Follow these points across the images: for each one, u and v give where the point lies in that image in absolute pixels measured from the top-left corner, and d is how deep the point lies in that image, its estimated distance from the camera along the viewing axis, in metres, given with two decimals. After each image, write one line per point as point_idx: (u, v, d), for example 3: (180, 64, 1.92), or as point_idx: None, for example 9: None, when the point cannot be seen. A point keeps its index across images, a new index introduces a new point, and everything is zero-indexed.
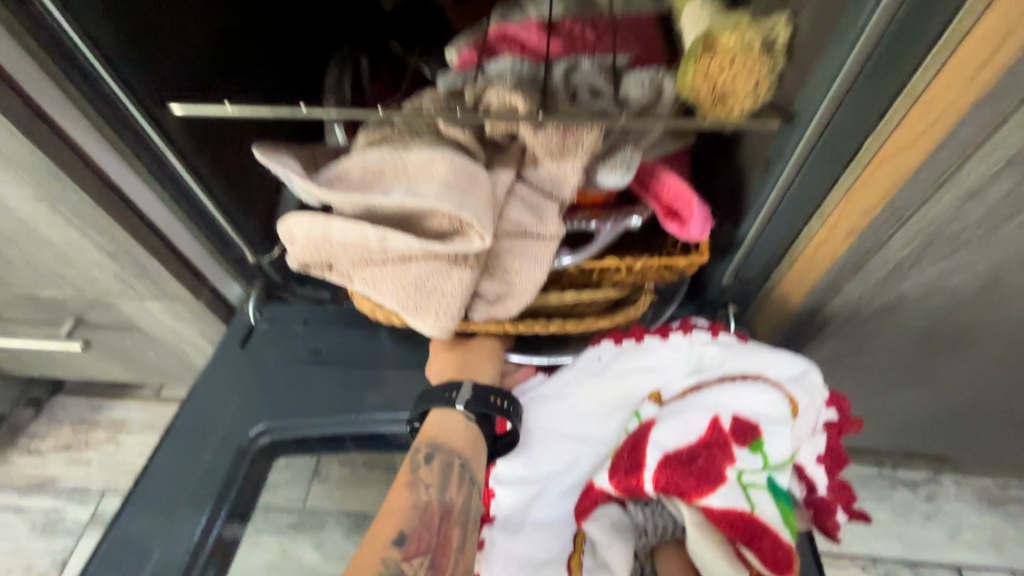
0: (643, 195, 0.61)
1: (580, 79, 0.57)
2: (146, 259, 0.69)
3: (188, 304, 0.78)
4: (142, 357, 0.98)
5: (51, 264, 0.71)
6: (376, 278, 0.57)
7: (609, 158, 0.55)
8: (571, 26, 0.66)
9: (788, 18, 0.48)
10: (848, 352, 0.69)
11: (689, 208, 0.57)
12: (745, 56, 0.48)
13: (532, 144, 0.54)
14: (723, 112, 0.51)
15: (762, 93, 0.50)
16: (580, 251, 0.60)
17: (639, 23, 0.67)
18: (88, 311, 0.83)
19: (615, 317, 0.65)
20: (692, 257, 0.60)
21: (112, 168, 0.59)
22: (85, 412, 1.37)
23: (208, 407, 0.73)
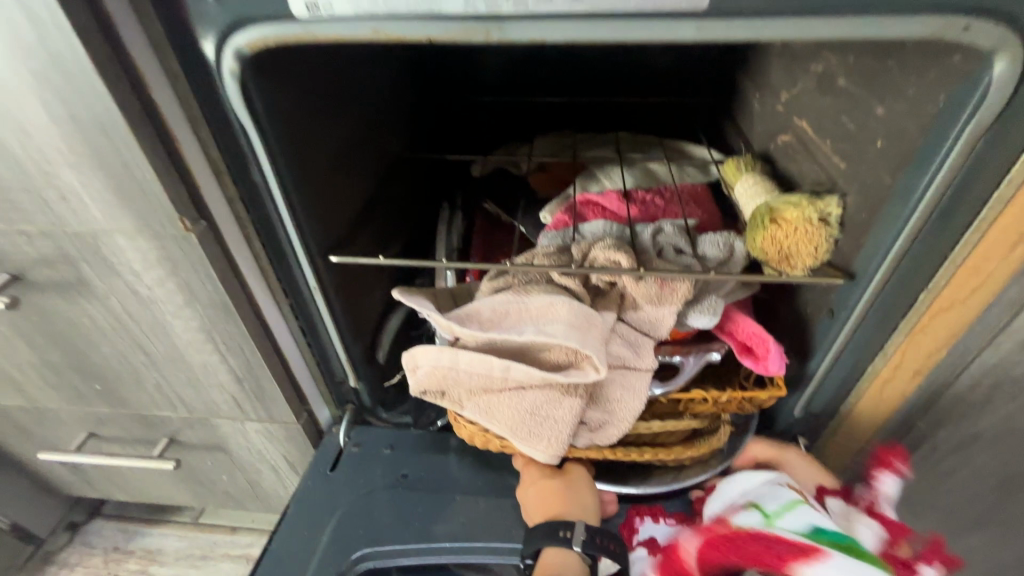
0: (719, 333, 0.68)
1: (665, 240, 0.67)
2: (266, 384, 0.76)
3: (286, 425, 0.83)
4: (214, 478, 1.00)
5: (177, 386, 0.78)
6: (493, 405, 0.62)
7: (698, 304, 0.64)
8: (643, 195, 0.80)
9: (839, 200, 0.62)
10: (926, 488, 0.72)
11: (766, 346, 0.64)
12: (807, 227, 0.61)
13: (633, 291, 0.63)
14: (791, 267, 0.62)
15: (822, 254, 0.61)
16: (667, 385, 0.67)
17: (696, 193, 0.83)
18: (186, 430, 0.88)
19: (700, 446, 0.69)
20: (772, 391, 0.65)
21: (268, 305, 0.69)
22: (120, 538, 1.33)
23: (306, 532, 0.75)
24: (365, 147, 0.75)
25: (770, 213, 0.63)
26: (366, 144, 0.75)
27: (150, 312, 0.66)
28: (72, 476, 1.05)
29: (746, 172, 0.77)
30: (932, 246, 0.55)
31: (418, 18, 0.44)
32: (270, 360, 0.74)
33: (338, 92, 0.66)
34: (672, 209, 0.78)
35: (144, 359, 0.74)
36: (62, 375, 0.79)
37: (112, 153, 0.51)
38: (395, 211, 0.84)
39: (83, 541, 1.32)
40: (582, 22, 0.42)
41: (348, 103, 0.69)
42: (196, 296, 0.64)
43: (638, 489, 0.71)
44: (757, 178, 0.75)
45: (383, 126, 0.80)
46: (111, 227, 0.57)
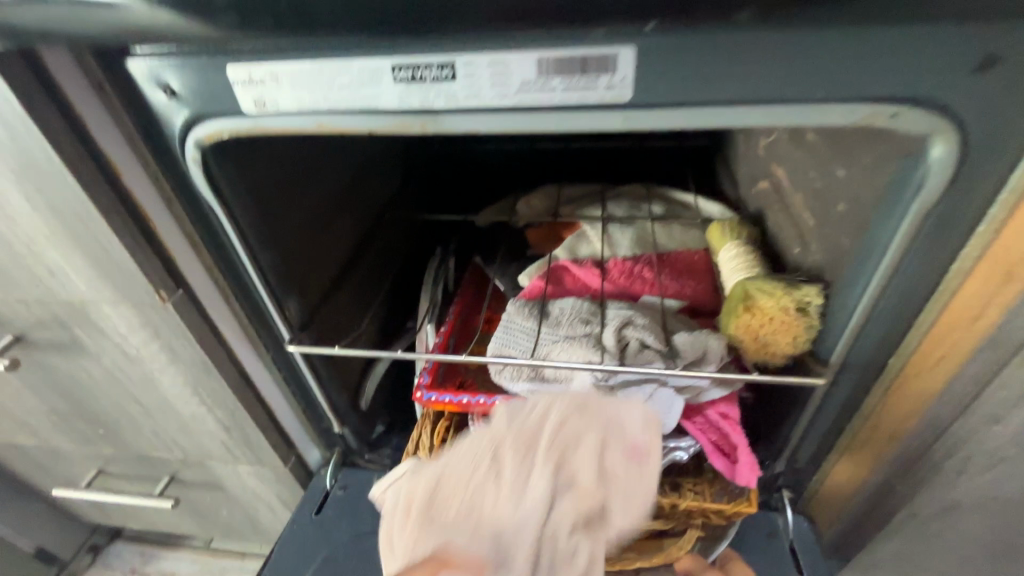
0: (687, 429, 0.64)
1: (631, 334, 0.63)
2: (251, 433, 0.79)
3: (275, 468, 0.86)
4: (215, 512, 1.04)
5: (171, 432, 0.82)
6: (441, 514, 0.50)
7: (648, 412, 0.62)
8: (628, 265, 0.77)
9: (818, 288, 0.58)
10: (914, 552, 0.69)
11: (734, 452, 0.62)
12: (784, 317, 0.58)
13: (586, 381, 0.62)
14: (770, 354, 0.61)
15: (802, 343, 0.59)
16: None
17: (685, 259, 0.79)
18: (184, 469, 0.93)
19: (656, 557, 0.66)
20: (738, 505, 0.62)
21: (248, 361, 0.72)
22: (137, 561, 1.39)
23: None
24: (349, 210, 0.78)
25: (745, 299, 0.61)
26: (348, 205, 0.77)
27: (137, 369, 0.70)
28: (88, 507, 1.11)
29: (732, 242, 0.75)
30: (895, 315, 0.53)
31: (356, 112, 0.46)
32: (253, 412, 0.77)
33: (319, 162, 0.69)
34: (656, 281, 0.75)
35: (138, 408, 0.78)
36: (69, 420, 0.84)
37: (88, 234, 0.55)
38: (379, 262, 0.86)
39: (104, 563, 1.39)
40: (510, 115, 0.44)
41: (330, 171, 0.72)
42: (177, 355, 0.67)
43: None
44: (742, 248, 0.73)
45: (370, 180, 0.82)
46: (96, 296, 0.61)
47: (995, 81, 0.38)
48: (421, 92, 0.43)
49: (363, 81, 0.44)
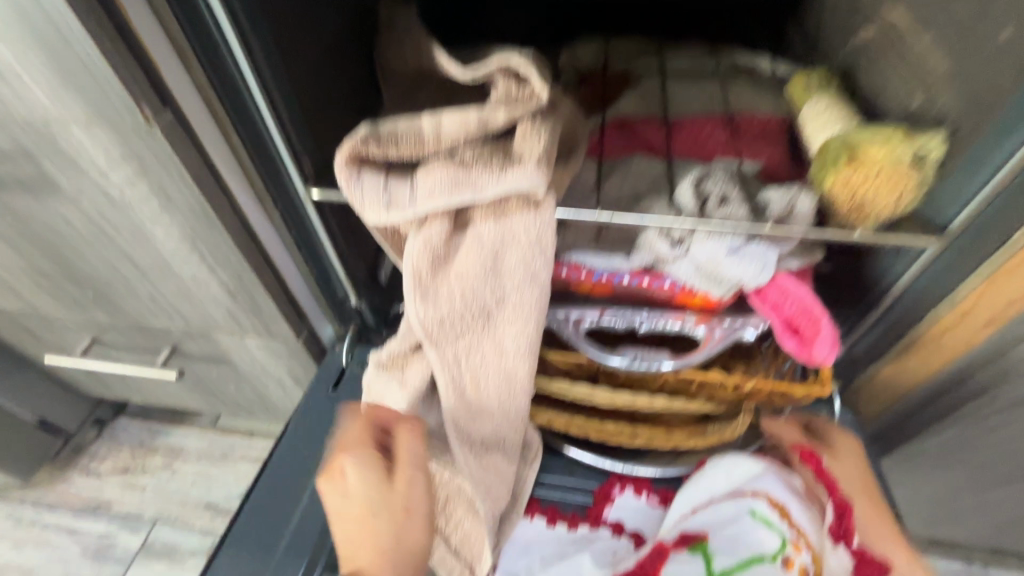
0: (758, 305, 0.56)
1: (711, 188, 0.53)
2: (261, 300, 0.71)
3: (287, 341, 0.80)
4: (222, 388, 0.99)
5: (170, 297, 0.74)
6: (464, 369, 0.56)
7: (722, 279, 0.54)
8: (697, 124, 0.66)
9: (942, 136, 0.49)
10: (965, 440, 0.66)
11: (816, 327, 0.54)
12: (895, 170, 0.49)
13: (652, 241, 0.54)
14: (861, 216, 0.52)
15: (902, 204, 0.51)
16: (682, 359, 0.57)
17: (764, 122, 0.67)
18: (187, 341, 0.86)
19: (709, 437, 0.61)
20: (811, 387, 0.54)
21: (255, 215, 0.62)
22: (144, 436, 1.38)
23: (303, 446, 0.72)
24: (363, 37, 0.63)
25: (846, 150, 0.51)
26: (362, 31, 0.63)
27: (126, 218, 0.60)
28: (85, 379, 1.06)
29: (818, 95, 0.64)
30: None
31: None
32: (263, 277, 0.68)
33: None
34: (730, 143, 0.64)
35: (131, 269, 0.69)
36: (52, 281, 0.75)
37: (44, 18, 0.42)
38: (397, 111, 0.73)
39: (111, 437, 1.38)
40: None
41: None
42: (171, 200, 0.57)
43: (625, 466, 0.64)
44: (830, 101, 0.62)
45: None
46: (64, 115, 0.49)
47: None
48: None
49: None
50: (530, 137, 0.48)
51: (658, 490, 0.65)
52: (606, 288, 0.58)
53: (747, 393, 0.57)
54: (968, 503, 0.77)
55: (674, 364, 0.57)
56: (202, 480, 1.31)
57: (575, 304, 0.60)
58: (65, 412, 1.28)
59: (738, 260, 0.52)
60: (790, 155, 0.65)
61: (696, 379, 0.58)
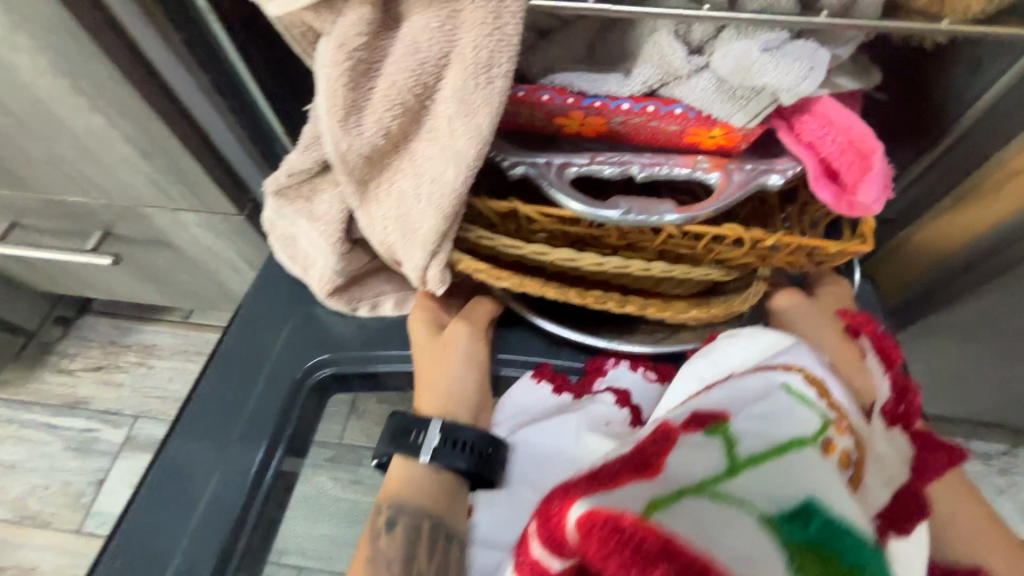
0: (791, 143, 0.45)
1: None
2: (184, 162, 0.59)
3: (229, 217, 0.69)
4: (175, 277, 0.90)
5: (74, 160, 0.61)
6: (389, 201, 0.44)
7: (745, 97, 0.41)
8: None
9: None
10: (997, 309, 0.59)
11: (864, 166, 0.42)
12: None
13: (660, 49, 0.41)
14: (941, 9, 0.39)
15: None
16: (689, 212, 0.44)
17: None
18: (119, 221, 0.75)
19: (716, 311, 0.50)
20: (847, 243, 0.44)
21: (149, 41, 0.48)
22: (113, 334, 1.32)
23: (254, 334, 0.60)
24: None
25: None
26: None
27: None
28: (23, 271, 0.96)
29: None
30: None
31: None
32: (177, 128, 0.55)
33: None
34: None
35: (15, 123, 0.56)
36: None
37: None
38: None
39: (78, 335, 1.32)
40: None
41: None
42: None
43: (609, 343, 0.56)
44: None
45: None
46: None
47: None
48: None
49: None
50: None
51: (658, 365, 0.55)
52: (600, 120, 0.46)
53: (765, 254, 0.46)
54: (984, 378, 0.72)
55: (680, 218, 0.43)
56: (179, 376, 1.27)
57: (564, 149, 0.49)
58: (21, 309, 1.19)
59: (775, 64, 0.38)
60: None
61: (705, 237, 0.46)
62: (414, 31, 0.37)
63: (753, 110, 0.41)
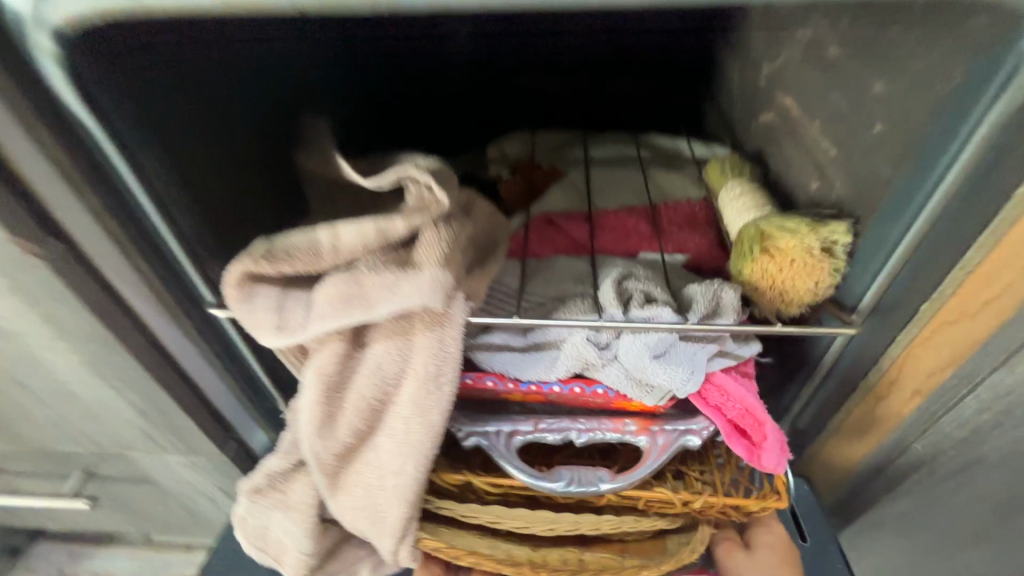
0: (701, 406, 0.53)
1: (634, 287, 0.53)
2: (179, 418, 0.66)
3: (213, 457, 0.74)
4: (147, 508, 0.91)
5: (78, 423, 0.68)
6: (355, 488, 0.52)
7: (647, 383, 0.51)
8: (621, 219, 0.66)
9: (846, 225, 0.50)
10: (921, 511, 0.65)
11: (763, 432, 0.52)
12: (807, 258, 0.50)
13: (576, 346, 0.51)
14: (784, 299, 0.53)
15: (823, 286, 0.51)
16: (624, 477, 0.52)
17: (687, 211, 0.69)
18: (103, 464, 0.78)
19: (666, 563, 0.55)
20: (767, 499, 0.52)
21: (167, 332, 0.58)
22: (66, 562, 1.24)
23: None
24: (273, 148, 0.62)
25: (760, 239, 0.52)
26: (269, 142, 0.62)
27: (20, 346, 0.56)
28: None
29: (731, 181, 0.67)
30: (940, 246, 0.45)
31: None
32: (178, 395, 0.63)
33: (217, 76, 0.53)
34: (654, 236, 0.64)
35: (32, 397, 0.64)
36: None
37: None
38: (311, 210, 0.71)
39: (29, 569, 1.24)
40: None
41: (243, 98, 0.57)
42: (67, 328, 0.53)
43: None
44: (744, 187, 0.65)
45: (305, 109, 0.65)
46: None
47: None
48: None
49: None
50: (429, 242, 0.47)
51: None
52: (537, 395, 0.55)
53: (700, 508, 0.53)
54: None
55: (615, 484, 0.51)
56: None
57: (508, 416, 0.57)
58: None
59: (667, 365, 0.49)
60: (717, 243, 0.66)
61: (642, 498, 0.54)
62: (377, 358, 0.49)
63: (661, 392, 0.51)
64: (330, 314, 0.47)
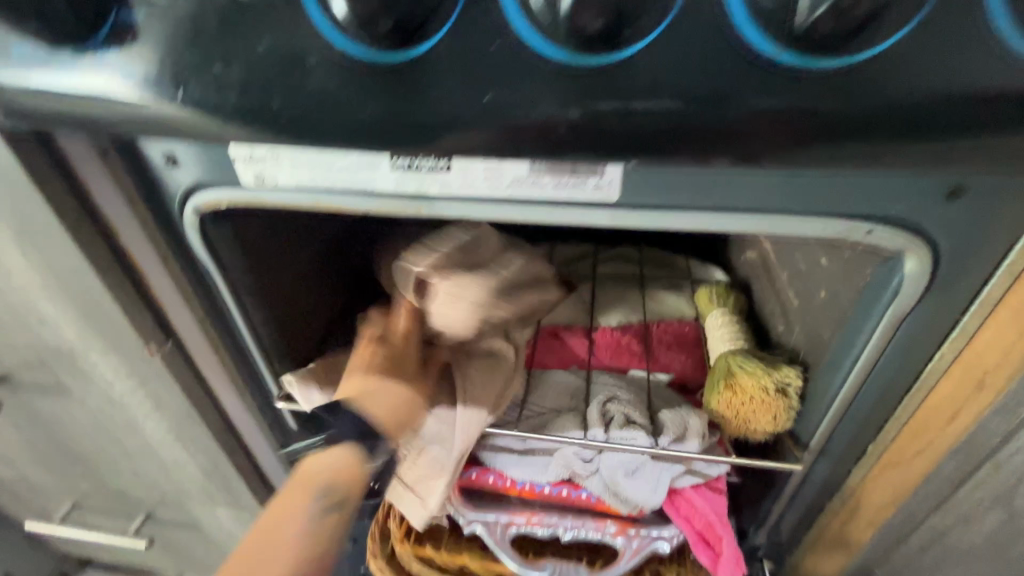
0: (672, 515, 0.61)
1: (616, 408, 0.63)
2: (234, 479, 0.78)
3: (255, 513, 0.85)
4: (189, 550, 1.02)
5: (150, 473, 0.81)
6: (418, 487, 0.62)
7: (621, 493, 0.60)
8: (616, 335, 0.77)
9: (798, 371, 0.59)
10: None
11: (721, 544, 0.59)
12: (765, 397, 0.59)
13: (564, 455, 0.61)
14: (747, 428, 0.62)
15: (780, 422, 0.60)
16: None
17: (676, 330, 0.79)
18: (161, 509, 0.91)
19: None
20: None
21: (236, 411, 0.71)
22: None
23: None
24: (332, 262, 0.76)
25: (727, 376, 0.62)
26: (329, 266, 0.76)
27: (123, 414, 0.70)
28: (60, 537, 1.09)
29: (719, 310, 0.77)
30: (872, 405, 0.54)
31: (357, 193, 0.47)
32: (235, 459, 0.76)
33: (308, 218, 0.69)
34: (644, 355, 0.74)
35: (121, 450, 0.77)
36: (46, 455, 0.83)
37: (83, 291, 0.54)
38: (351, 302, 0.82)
39: None
40: (502, 204, 0.45)
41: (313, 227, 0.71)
42: (162, 405, 0.67)
43: None
44: (728, 317, 0.75)
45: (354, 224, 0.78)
46: (86, 345, 0.60)
47: (968, 209, 0.40)
48: (417, 178, 0.45)
49: (360, 165, 0.45)
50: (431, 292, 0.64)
51: None
52: (532, 492, 0.65)
53: None
54: None
55: None
56: None
57: (507, 507, 0.66)
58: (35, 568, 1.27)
59: (636, 476, 0.60)
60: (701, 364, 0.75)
61: None
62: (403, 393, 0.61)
63: (634, 501, 0.60)
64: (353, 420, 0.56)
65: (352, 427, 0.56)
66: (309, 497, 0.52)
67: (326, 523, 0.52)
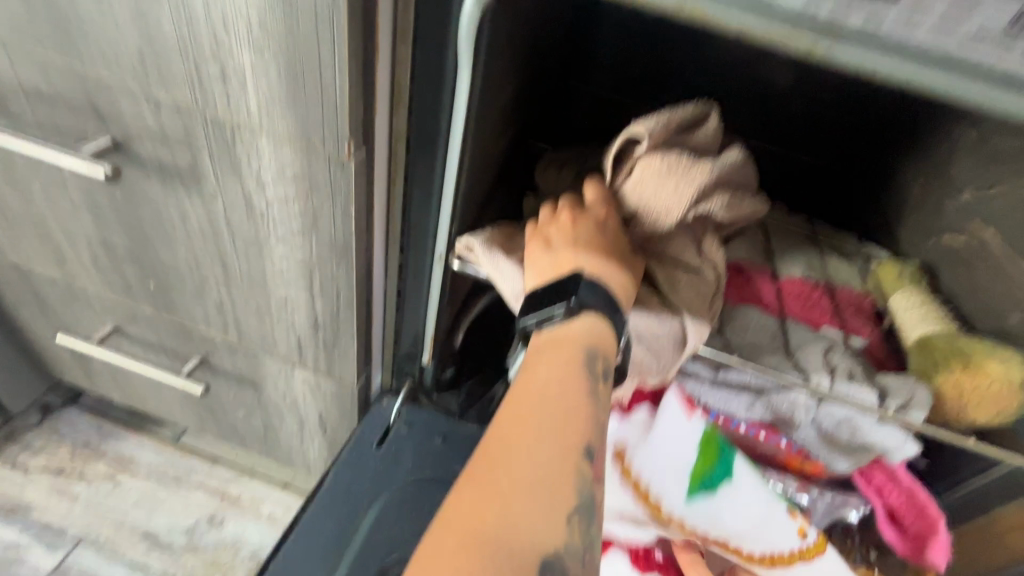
0: (865, 487, 0.61)
1: (839, 359, 0.58)
2: (343, 338, 0.68)
3: (342, 383, 0.75)
4: (229, 409, 0.91)
5: (242, 311, 0.69)
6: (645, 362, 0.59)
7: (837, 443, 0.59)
8: (806, 288, 0.70)
9: None
10: None
11: (927, 527, 0.58)
12: (1005, 384, 0.54)
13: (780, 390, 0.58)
14: (964, 412, 0.57)
15: (1005, 413, 0.56)
16: None
17: (857, 297, 0.72)
18: (224, 355, 0.80)
19: None
20: None
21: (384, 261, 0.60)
22: (92, 435, 1.23)
23: (358, 490, 0.70)
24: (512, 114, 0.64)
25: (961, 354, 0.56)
26: (510, 126, 0.66)
27: (256, 227, 0.58)
28: (75, 361, 0.96)
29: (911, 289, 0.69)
30: None
31: (740, 4, 0.37)
32: (357, 317, 0.66)
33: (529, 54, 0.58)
34: (835, 314, 0.68)
35: (221, 274, 0.65)
36: (116, 261, 0.70)
37: (311, 42, 0.42)
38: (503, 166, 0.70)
39: (52, 429, 1.23)
40: (925, 66, 0.36)
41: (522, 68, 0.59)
42: (316, 227, 0.55)
43: None
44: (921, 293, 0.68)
45: (536, 66, 0.65)
46: (263, 126, 0.48)
47: None
48: (844, 2, 0.35)
49: None
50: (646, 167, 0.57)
51: None
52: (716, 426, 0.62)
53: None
54: None
55: None
56: (146, 501, 1.16)
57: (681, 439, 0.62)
58: (20, 391, 1.13)
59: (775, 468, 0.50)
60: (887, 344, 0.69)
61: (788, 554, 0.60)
62: None
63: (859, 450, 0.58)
64: (591, 286, 0.49)
65: (595, 292, 0.49)
66: (577, 357, 0.47)
67: (599, 392, 0.46)
